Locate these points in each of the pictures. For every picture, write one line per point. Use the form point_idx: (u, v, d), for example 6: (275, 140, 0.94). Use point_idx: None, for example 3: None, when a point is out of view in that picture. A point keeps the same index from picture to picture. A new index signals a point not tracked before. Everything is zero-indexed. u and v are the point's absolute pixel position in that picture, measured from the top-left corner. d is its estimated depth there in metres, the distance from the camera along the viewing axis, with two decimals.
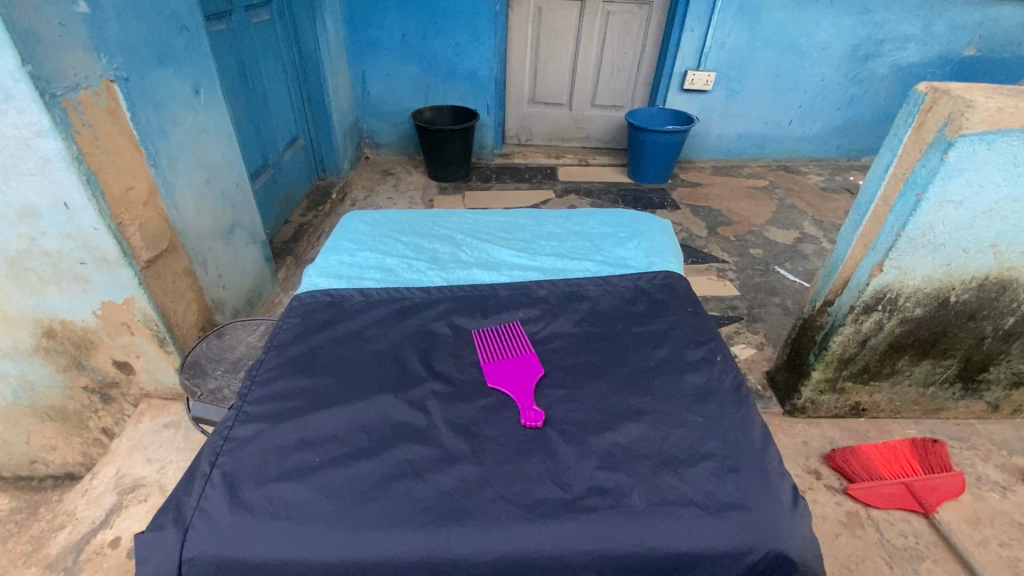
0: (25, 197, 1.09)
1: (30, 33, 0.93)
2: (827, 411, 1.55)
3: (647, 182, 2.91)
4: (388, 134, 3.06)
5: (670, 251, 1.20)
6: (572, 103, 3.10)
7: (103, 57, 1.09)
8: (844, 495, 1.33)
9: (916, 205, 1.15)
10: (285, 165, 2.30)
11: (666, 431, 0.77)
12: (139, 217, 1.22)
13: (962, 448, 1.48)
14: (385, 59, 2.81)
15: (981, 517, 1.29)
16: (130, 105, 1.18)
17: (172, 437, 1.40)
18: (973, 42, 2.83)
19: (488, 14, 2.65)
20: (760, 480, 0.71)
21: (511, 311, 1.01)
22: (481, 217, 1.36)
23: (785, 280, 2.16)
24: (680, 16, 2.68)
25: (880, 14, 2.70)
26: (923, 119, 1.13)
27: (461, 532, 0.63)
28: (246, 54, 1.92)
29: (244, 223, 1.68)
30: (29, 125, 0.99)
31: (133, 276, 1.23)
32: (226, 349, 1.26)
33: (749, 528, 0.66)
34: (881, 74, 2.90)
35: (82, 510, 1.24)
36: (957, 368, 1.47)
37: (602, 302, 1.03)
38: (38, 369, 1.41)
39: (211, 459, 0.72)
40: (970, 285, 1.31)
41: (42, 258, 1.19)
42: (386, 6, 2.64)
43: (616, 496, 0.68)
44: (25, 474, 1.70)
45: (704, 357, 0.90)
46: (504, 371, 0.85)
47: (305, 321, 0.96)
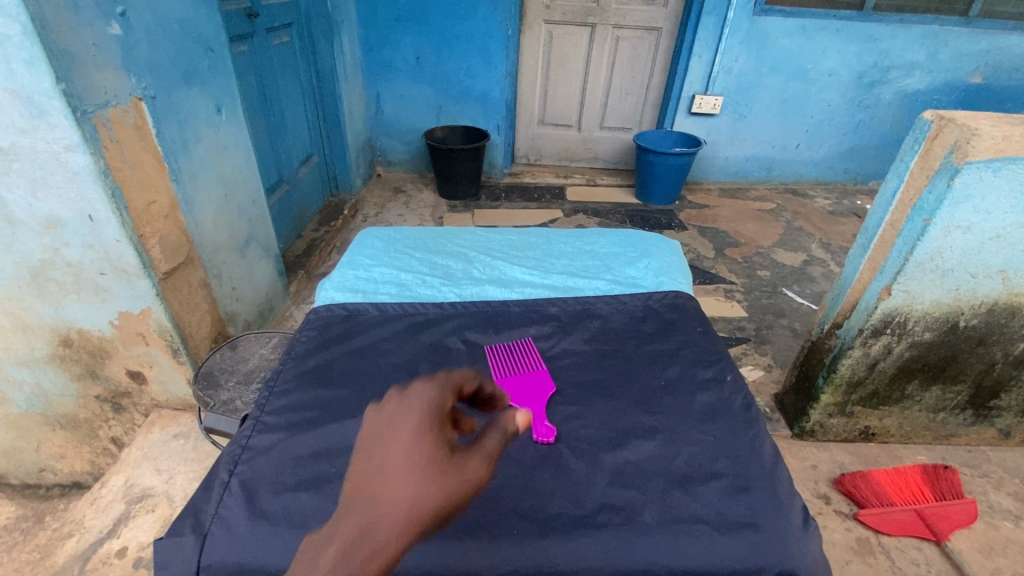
0: (50, 209, 1.13)
1: (66, 52, 0.97)
2: (836, 435, 1.54)
3: (655, 204, 2.93)
4: (400, 152, 3.12)
5: (680, 272, 1.22)
6: (581, 125, 3.15)
7: (132, 76, 1.14)
8: (854, 522, 1.31)
9: (923, 230, 1.17)
10: (298, 181, 2.34)
11: (677, 449, 0.78)
12: (160, 230, 1.25)
13: (973, 475, 1.47)
14: (400, 80, 2.88)
15: (995, 546, 1.27)
16: (156, 121, 1.22)
17: (181, 448, 1.41)
18: (979, 70, 2.87)
19: (501, 38, 2.72)
20: (772, 500, 0.71)
21: (522, 328, 1.02)
22: (492, 235, 1.39)
23: (792, 302, 2.16)
24: (689, 42, 2.73)
25: (885, 42, 2.76)
26: (928, 146, 1.15)
27: (474, 546, 0.64)
28: (266, 75, 1.99)
29: (259, 237, 1.72)
30: (60, 140, 1.03)
31: (151, 287, 1.25)
32: (239, 361, 1.28)
33: (761, 548, 0.66)
34: (887, 100, 2.94)
35: (90, 519, 1.25)
36: (968, 394, 1.47)
37: (612, 321, 1.05)
38: (53, 377, 1.43)
39: (229, 467, 0.74)
40: (978, 310, 1.31)
41: (64, 269, 1.22)
42: (402, 30, 2.72)
43: (627, 513, 0.69)
44: (32, 482, 1.72)
45: (715, 376, 0.91)
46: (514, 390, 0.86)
47: (321, 334, 0.98)
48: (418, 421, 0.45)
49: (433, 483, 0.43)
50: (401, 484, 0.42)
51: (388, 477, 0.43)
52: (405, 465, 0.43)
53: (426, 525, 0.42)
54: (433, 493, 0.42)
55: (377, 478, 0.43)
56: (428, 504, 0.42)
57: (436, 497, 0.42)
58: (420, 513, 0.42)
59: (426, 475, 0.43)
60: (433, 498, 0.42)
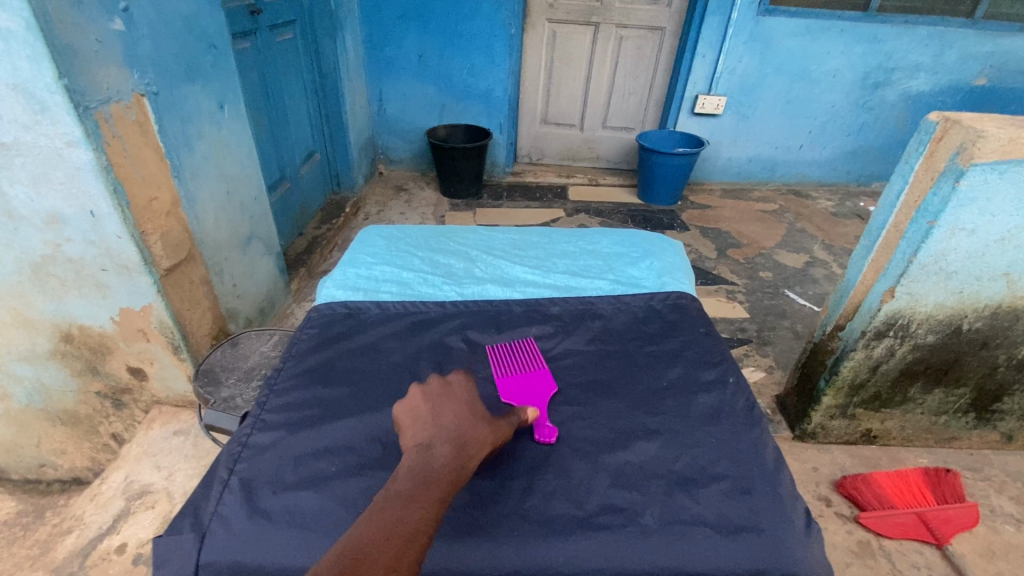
0: (52, 205, 1.13)
1: (68, 47, 0.97)
2: (837, 437, 1.53)
3: (657, 204, 2.93)
4: (402, 151, 3.11)
5: (682, 272, 1.21)
6: (584, 124, 3.14)
7: (134, 72, 1.13)
8: (855, 524, 1.31)
9: (928, 232, 1.16)
10: (300, 179, 2.34)
11: (679, 451, 0.77)
12: (161, 227, 1.25)
13: (975, 479, 1.46)
14: (402, 79, 2.87)
15: (996, 550, 1.26)
16: (158, 118, 1.21)
17: (181, 445, 1.41)
18: (984, 72, 2.86)
19: (504, 37, 2.71)
20: (773, 503, 0.71)
21: (524, 328, 1.02)
22: (494, 234, 1.38)
23: (794, 304, 2.15)
24: (693, 42, 2.73)
25: (889, 43, 2.75)
26: (934, 148, 1.14)
27: (473, 548, 0.64)
28: (269, 72, 1.98)
29: (261, 234, 1.72)
30: (62, 135, 1.03)
31: (152, 284, 1.25)
32: (240, 358, 1.27)
33: (762, 551, 0.66)
34: (892, 102, 2.93)
35: (89, 515, 1.25)
36: (970, 398, 1.46)
37: (614, 321, 1.04)
38: (54, 373, 1.43)
39: (229, 465, 0.74)
40: (982, 313, 1.31)
41: (65, 264, 1.22)
42: (405, 28, 2.72)
43: (629, 515, 0.69)
44: (33, 478, 1.72)
45: (717, 378, 0.91)
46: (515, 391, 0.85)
47: (322, 332, 0.97)
48: (467, 392, 0.78)
49: (490, 425, 0.74)
50: (474, 420, 0.73)
51: (464, 422, 0.73)
52: (470, 412, 0.75)
53: (492, 445, 0.73)
54: (492, 428, 0.74)
55: (457, 419, 0.73)
56: (490, 434, 0.73)
57: (496, 431, 0.73)
58: (488, 438, 0.72)
59: (485, 423, 0.74)
60: (492, 436, 0.73)
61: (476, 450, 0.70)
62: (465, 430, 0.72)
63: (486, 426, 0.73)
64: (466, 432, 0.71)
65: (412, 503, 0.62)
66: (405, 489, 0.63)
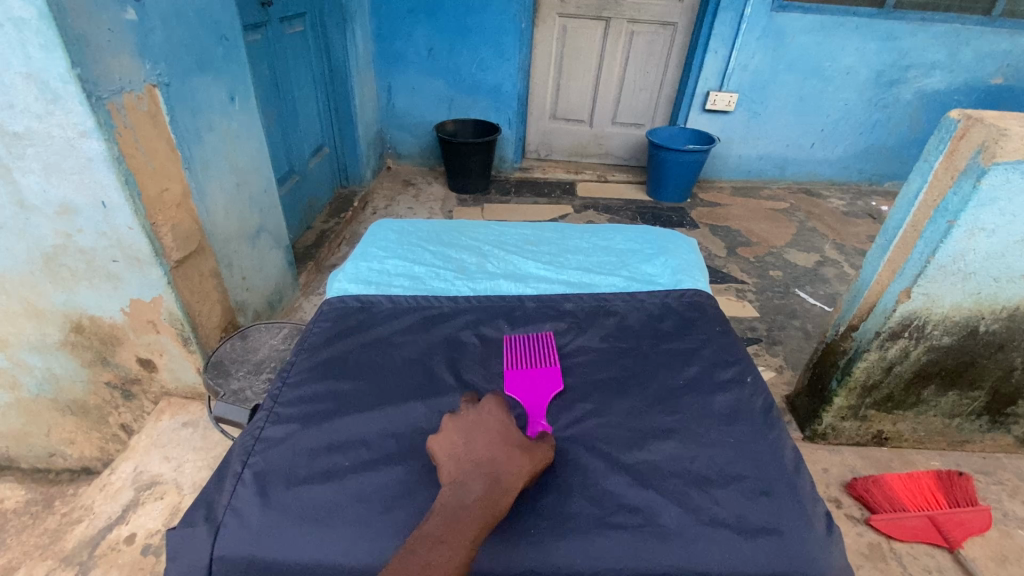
0: (64, 195, 1.12)
1: (81, 36, 0.97)
2: (848, 438, 1.52)
3: (667, 202, 2.90)
4: (411, 145, 3.10)
5: (697, 270, 1.20)
6: (593, 120, 3.12)
7: (146, 62, 1.13)
8: (865, 526, 1.29)
9: (947, 232, 1.14)
10: (309, 172, 2.33)
11: (696, 451, 0.77)
12: (172, 218, 1.25)
13: (988, 483, 1.44)
14: (411, 73, 2.86)
15: (1009, 554, 1.24)
16: (169, 109, 1.21)
17: (190, 436, 1.41)
18: (1000, 70, 2.82)
19: (514, 31, 2.69)
20: (793, 505, 0.70)
21: (538, 324, 1.01)
22: (506, 229, 1.37)
23: (805, 303, 2.13)
24: (704, 38, 2.70)
25: (904, 41, 2.71)
26: (954, 146, 1.12)
27: (487, 546, 0.65)
28: (279, 65, 1.98)
29: (270, 227, 1.71)
30: (74, 125, 1.03)
31: (163, 276, 1.25)
32: (249, 351, 1.27)
33: (782, 554, 0.65)
34: (906, 100, 2.89)
35: (99, 505, 1.25)
36: (985, 400, 1.44)
37: (629, 319, 1.04)
38: (64, 363, 1.43)
39: (242, 458, 0.73)
40: (999, 315, 1.29)
41: (76, 255, 1.22)
42: (414, 21, 2.70)
43: (646, 515, 0.68)
44: (43, 467, 1.73)
45: (735, 377, 0.90)
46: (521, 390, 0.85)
47: (335, 325, 0.97)
48: (503, 419, 0.73)
49: (527, 455, 0.69)
50: (509, 452, 0.68)
51: (497, 452, 0.68)
52: (505, 440, 0.70)
53: (528, 477, 0.68)
54: (529, 459, 0.69)
55: (490, 449, 0.69)
56: (527, 464, 0.68)
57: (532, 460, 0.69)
58: (526, 469, 0.67)
59: (521, 450, 0.69)
60: (529, 463, 0.68)
61: (511, 484, 0.65)
62: (499, 463, 0.67)
63: (525, 455, 0.69)
64: (499, 465, 0.67)
65: (442, 546, 0.59)
66: (435, 530, 0.60)
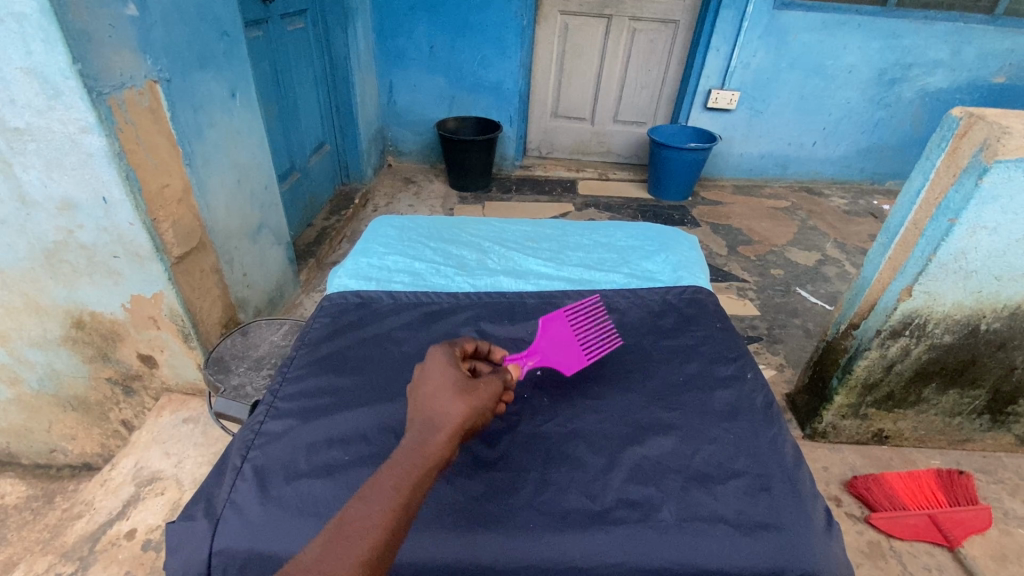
0: (65, 190, 1.12)
1: (82, 32, 0.96)
2: (849, 437, 1.52)
3: (668, 200, 2.90)
4: (412, 143, 3.10)
5: (699, 266, 1.20)
6: (595, 118, 3.12)
7: (148, 58, 1.13)
8: (865, 525, 1.29)
9: (948, 230, 1.14)
10: (310, 169, 2.33)
11: (697, 446, 0.79)
12: (173, 214, 1.25)
13: (988, 482, 1.44)
14: (412, 70, 2.86)
15: (1009, 553, 1.24)
16: (170, 105, 1.21)
17: (191, 432, 1.41)
18: (1002, 70, 2.81)
19: (516, 29, 2.69)
20: (792, 499, 0.73)
21: (539, 320, 1.02)
22: (506, 225, 1.37)
23: (806, 302, 2.13)
24: (706, 36, 2.69)
25: (907, 39, 2.70)
26: (957, 144, 1.12)
27: (491, 539, 0.68)
28: (280, 62, 1.98)
29: (271, 224, 1.71)
30: (75, 121, 1.03)
31: (163, 271, 1.25)
32: (250, 347, 1.27)
33: (782, 548, 0.68)
34: (908, 98, 2.88)
35: (99, 500, 1.26)
36: (985, 399, 1.44)
37: (629, 315, 1.05)
38: (65, 359, 1.44)
39: (242, 453, 0.74)
40: (1000, 314, 1.29)
41: (77, 250, 1.22)
42: (416, 18, 2.70)
43: (645, 509, 0.71)
44: (43, 463, 1.73)
45: (736, 373, 0.92)
46: (557, 335, 0.94)
47: (335, 321, 0.97)
48: (441, 364, 0.69)
49: (462, 396, 0.65)
50: (442, 396, 0.65)
51: (430, 400, 0.65)
52: (441, 385, 0.67)
53: (465, 420, 0.64)
54: (462, 400, 0.65)
55: (425, 400, 0.66)
56: (461, 404, 0.64)
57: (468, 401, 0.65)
58: (459, 409, 0.64)
59: (458, 393, 0.65)
60: (467, 405, 0.65)
61: (441, 427, 0.62)
62: (431, 410, 0.64)
63: (460, 395, 0.65)
64: (430, 412, 0.64)
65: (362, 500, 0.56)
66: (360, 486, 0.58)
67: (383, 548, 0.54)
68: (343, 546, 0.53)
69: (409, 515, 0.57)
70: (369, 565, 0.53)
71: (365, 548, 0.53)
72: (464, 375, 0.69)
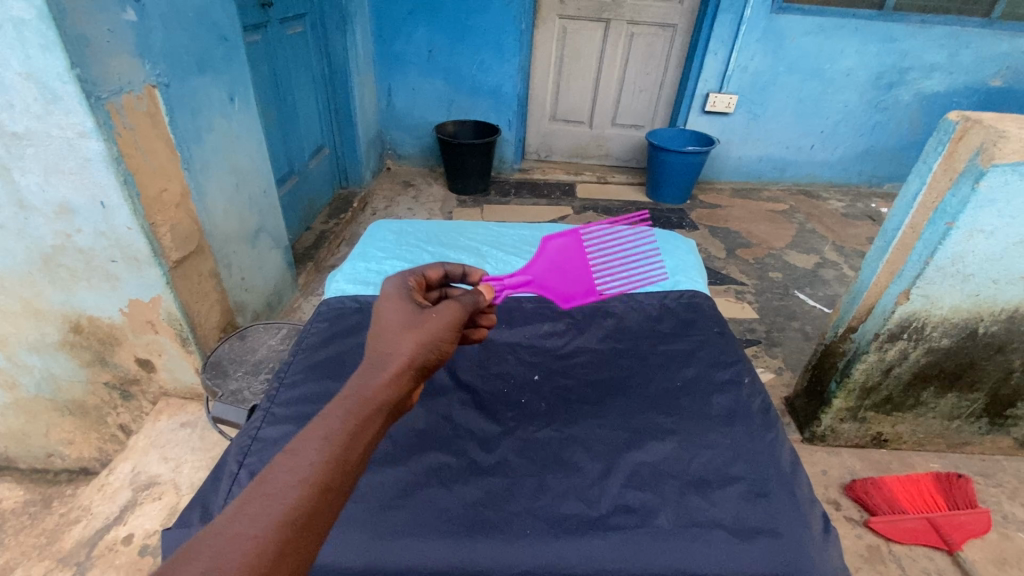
0: (63, 194, 1.12)
1: (80, 36, 0.97)
2: (847, 440, 1.51)
3: (666, 203, 2.91)
4: (411, 146, 3.10)
5: (696, 270, 1.25)
6: (593, 122, 3.12)
7: (146, 63, 1.13)
8: (864, 529, 1.29)
9: (946, 234, 1.14)
10: (308, 173, 2.33)
11: (693, 453, 0.81)
12: (171, 218, 1.25)
13: (987, 485, 1.44)
14: (411, 74, 2.86)
15: (1009, 557, 1.24)
16: (169, 110, 1.21)
17: (188, 437, 1.41)
18: (1000, 73, 2.82)
19: (514, 32, 2.69)
20: (787, 504, 0.74)
21: (534, 324, 1.08)
22: (504, 229, 1.37)
23: (804, 304, 2.14)
24: (704, 40, 2.70)
25: (904, 43, 2.71)
26: (953, 147, 1.12)
27: (487, 545, 0.68)
28: (279, 66, 1.98)
29: (269, 228, 1.71)
30: (73, 125, 1.03)
31: (161, 276, 1.25)
32: (248, 351, 1.27)
33: (780, 554, 0.69)
34: (906, 101, 2.89)
35: (96, 505, 1.25)
36: (984, 402, 1.44)
37: (628, 319, 1.09)
38: (63, 363, 1.43)
39: (238, 459, 0.74)
40: (998, 317, 1.29)
41: (75, 254, 1.22)
42: (414, 22, 2.70)
43: (642, 515, 0.73)
44: (41, 467, 1.73)
45: (732, 378, 0.94)
46: (553, 267, 1.02)
47: (333, 325, 0.97)
48: (391, 302, 0.64)
49: (414, 330, 0.59)
50: (391, 332, 0.59)
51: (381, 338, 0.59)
52: (385, 327, 0.60)
53: (418, 355, 0.57)
54: (414, 335, 0.58)
55: (376, 337, 0.60)
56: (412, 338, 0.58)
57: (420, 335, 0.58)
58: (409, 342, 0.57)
59: (410, 329, 0.59)
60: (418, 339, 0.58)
61: (390, 361, 0.55)
62: (380, 346, 0.58)
63: (409, 336, 0.58)
64: (380, 350, 0.57)
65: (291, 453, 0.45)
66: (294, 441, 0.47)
67: (314, 505, 0.42)
68: (260, 506, 0.41)
69: (351, 466, 0.46)
70: (298, 525, 0.41)
71: (288, 507, 0.41)
72: (414, 311, 0.63)
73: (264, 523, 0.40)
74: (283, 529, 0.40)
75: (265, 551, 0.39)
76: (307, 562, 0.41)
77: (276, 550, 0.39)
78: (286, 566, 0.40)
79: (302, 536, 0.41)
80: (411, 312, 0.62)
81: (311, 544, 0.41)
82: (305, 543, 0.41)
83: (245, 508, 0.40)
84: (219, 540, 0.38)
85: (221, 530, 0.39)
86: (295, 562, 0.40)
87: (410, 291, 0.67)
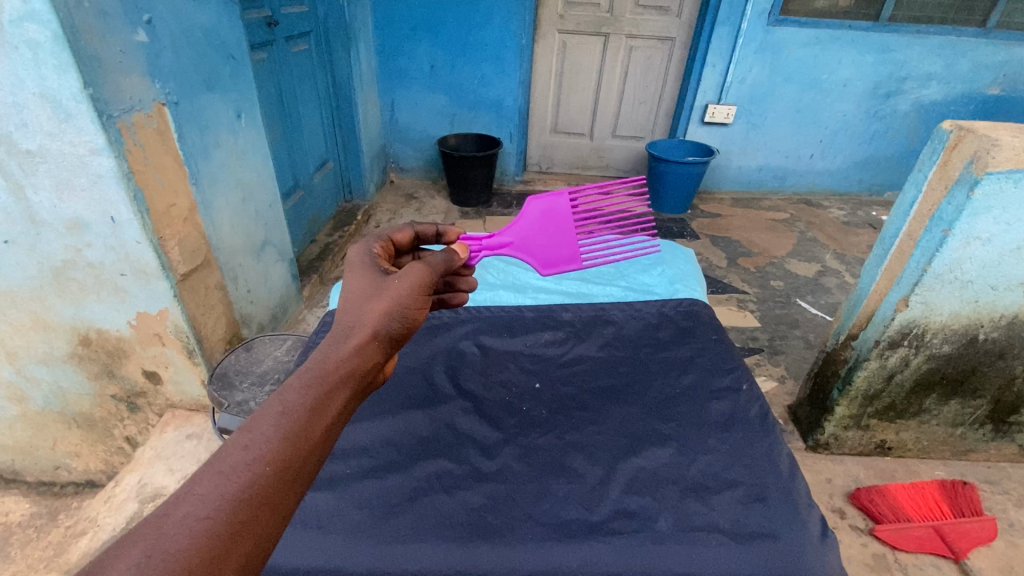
0: (75, 210, 1.15)
1: (94, 57, 1.00)
2: (851, 448, 1.51)
3: (666, 212, 2.93)
4: (413, 160, 3.15)
5: (694, 280, 1.29)
6: (594, 134, 3.16)
7: (157, 82, 1.16)
8: (869, 537, 1.28)
9: (942, 241, 1.15)
10: (314, 187, 2.37)
11: (692, 457, 0.83)
12: (179, 232, 1.27)
13: (993, 492, 1.43)
14: (414, 88, 2.91)
15: (1016, 564, 1.23)
16: (178, 127, 1.24)
17: (195, 448, 1.42)
18: (997, 81, 2.85)
19: (515, 48, 2.74)
20: (785, 509, 0.75)
21: (536, 333, 1.10)
22: None
23: (806, 313, 2.14)
24: (702, 52, 2.74)
25: (901, 53, 2.74)
26: (947, 156, 1.14)
27: (489, 549, 0.69)
28: (284, 83, 2.02)
29: (275, 241, 1.74)
30: (86, 142, 1.05)
31: (169, 288, 1.27)
32: (254, 362, 1.29)
33: (779, 557, 0.70)
34: (903, 111, 2.92)
35: (104, 517, 1.26)
36: (988, 409, 1.44)
37: (627, 328, 1.11)
38: (71, 376, 1.45)
39: None
40: (998, 323, 1.29)
41: (85, 268, 1.25)
42: (417, 39, 2.76)
43: (641, 520, 0.74)
44: (47, 480, 1.74)
45: (730, 385, 0.95)
46: (538, 230, 1.03)
47: None
48: (360, 273, 0.67)
49: (380, 300, 0.62)
50: (358, 301, 0.62)
51: (348, 309, 0.62)
52: (351, 300, 0.63)
53: (383, 325, 0.61)
54: (380, 304, 0.62)
55: (345, 304, 0.63)
56: (377, 308, 0.61)
57: (385, 306, 0.62)
58: (375, 312, 0.61)
59: (376, 299, 0.62)
60: (382, 310, 0.61)
61: (357, 335, 0.59)
62: (349, 316, 0.61)
63: (370, 308, 0.61)
64: (347, 321, 0.61)
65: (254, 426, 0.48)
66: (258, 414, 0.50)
67: (273, 479, 0.45)
68: (211, 487, 0.43)
69: (310, 439, 0.49)
70: (258, 501, 0.44)
71: (242, 486, 0.44)
72: (379, 280, 0.66)
73: (216, 503, 0.42)
74: (233, 508, 0.42)
75: (222, 528, 0.41)
76: (268, 533, 0.44)
77: (225, 528, 0.41)
78: (241, 543, 0.42)
79: (253, 516, 0.43)
80: (373, 283, 0.65)
81: (263, 524, 0.43)
82: (261, 517, 0.43)
83: (195, 488, 0.43)
84: (169, 523, 0.40)
85: (171, 512, 0.41)
86: (249, 539, 0.42)
87: (374, 259, 0.71)
